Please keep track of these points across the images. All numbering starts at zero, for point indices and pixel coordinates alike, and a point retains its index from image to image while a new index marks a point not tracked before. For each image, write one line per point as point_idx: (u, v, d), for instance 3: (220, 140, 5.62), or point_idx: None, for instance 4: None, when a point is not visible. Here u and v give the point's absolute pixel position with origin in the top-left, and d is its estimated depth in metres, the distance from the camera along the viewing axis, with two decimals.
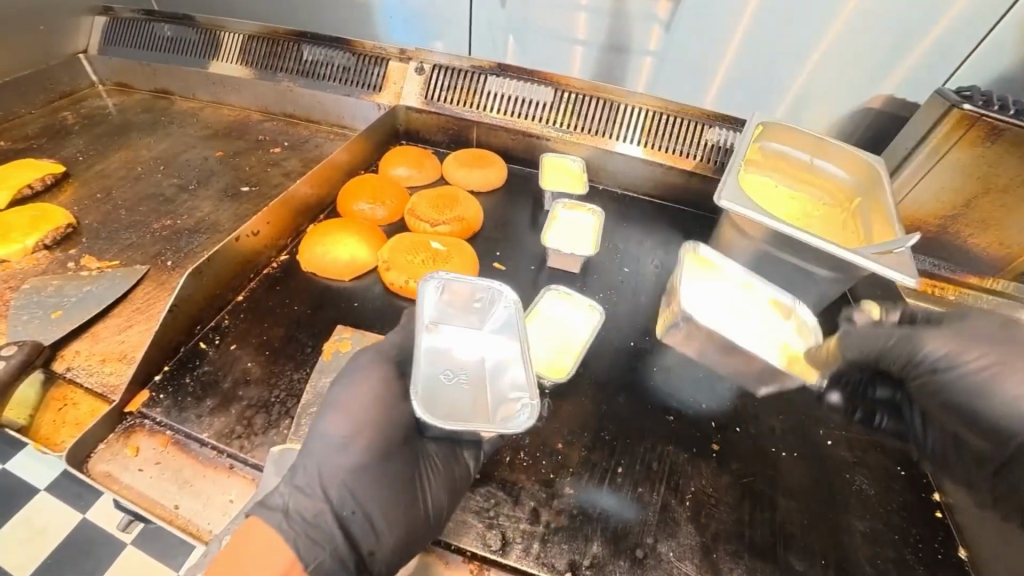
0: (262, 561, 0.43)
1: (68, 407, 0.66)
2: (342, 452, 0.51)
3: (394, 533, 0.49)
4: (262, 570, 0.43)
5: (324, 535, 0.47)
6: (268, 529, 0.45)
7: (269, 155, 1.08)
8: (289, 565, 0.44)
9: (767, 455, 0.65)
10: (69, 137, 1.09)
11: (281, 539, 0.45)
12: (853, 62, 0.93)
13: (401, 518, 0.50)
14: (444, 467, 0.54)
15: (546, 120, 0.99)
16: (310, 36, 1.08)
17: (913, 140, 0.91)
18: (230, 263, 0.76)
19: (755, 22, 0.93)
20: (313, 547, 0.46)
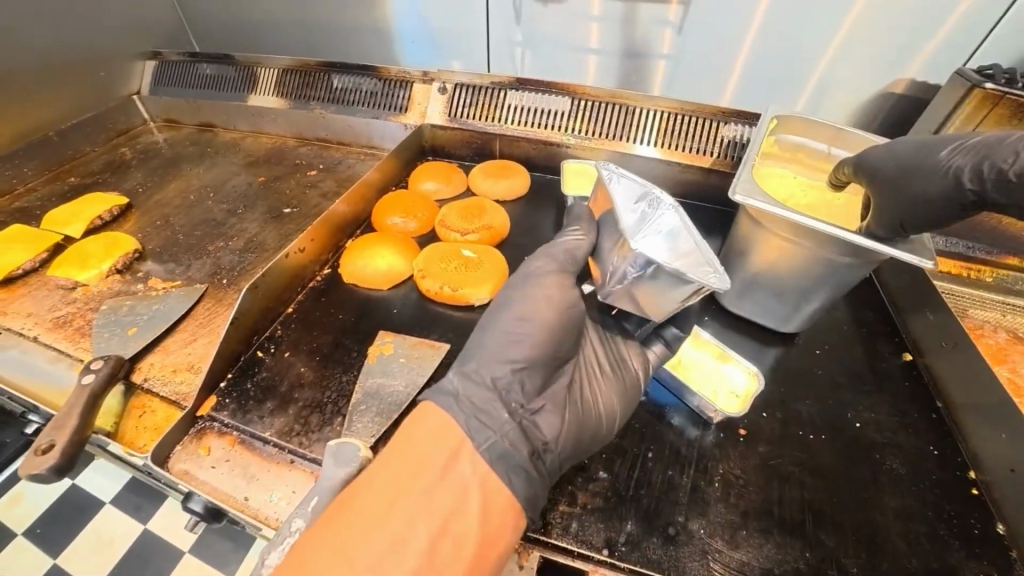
0: (436, 440, 0.52)
1: (147, 413, 0.74)
2: (515, 347, 0.61)
3: (568, 429, 0.59)
4: (431, 445, 0.51)
5: (497, 425, 0.55)
6: (455, 427, 0.53)
7: (307, 178, 1.16)
8: (460, 444, 0.52)
9: (795, 438, 0.67)
10: (129, 171, 1.20)
11: (455, 422, 0.53)
12: (877, 49, 0.94)
13: (573, 418, 0.60)
14: (609, 377, 0.66)
15: (564, 128, 1.04)
16: (339, 66, 1.17)
17: (937, 120, 0.91)
18: (280, 279, 0.83)
19: (768, 17, 0.96)
20: (497, 451, 0.53)
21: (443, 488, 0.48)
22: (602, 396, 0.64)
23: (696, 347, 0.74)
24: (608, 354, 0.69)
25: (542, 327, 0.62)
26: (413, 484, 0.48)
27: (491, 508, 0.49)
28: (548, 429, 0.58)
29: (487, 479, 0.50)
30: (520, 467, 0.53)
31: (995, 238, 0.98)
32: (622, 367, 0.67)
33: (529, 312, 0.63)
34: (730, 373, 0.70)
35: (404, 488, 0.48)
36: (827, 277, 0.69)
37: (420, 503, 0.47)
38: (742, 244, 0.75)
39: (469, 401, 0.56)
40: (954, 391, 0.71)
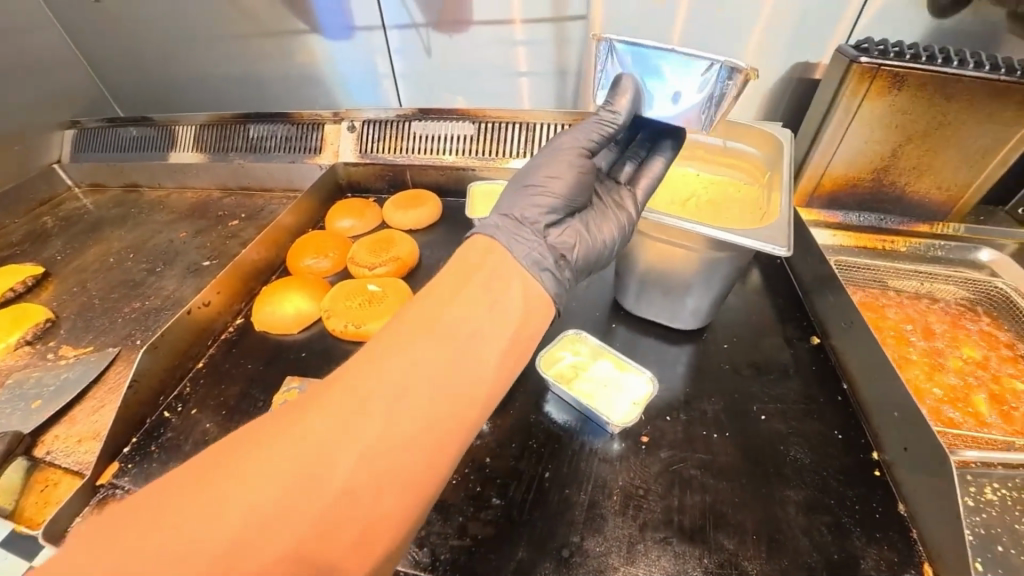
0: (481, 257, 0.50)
1: (49, 487, 0.72)
2: (542, 189, 0.58)
3: (585, 247, 0.59)
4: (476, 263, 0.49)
5: (529, 240, 0.53)
6: (500, 246, 0.51)
7: (228, 228, 1.16)
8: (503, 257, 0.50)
9: (697, 439, 0.66)
10: (50, 240, 1.19)
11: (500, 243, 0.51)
12: (794, 44, 0.93)
13: (590, 242, 0.60)
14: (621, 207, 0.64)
15: (468, 152, 1.05)
16: (253, 116, 1.18)
17: (824, 105, 0.90)
18: (186, 335, 0.82)
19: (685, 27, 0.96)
20: (532, 260, 0.51)
21: (492, 290, 0.47)
22: (608, 228, 0.62)
23: (595, 357, 0.73)
24: (610, 198, 0.65)
25: (562, 175, 0.59)
26: (467, 277, 0.47)
27: (533, 313, 0.49)
28: (569, 254, 0.58)
29: (528, 284, 0.50)
30: (549, 272, 0.52)
31: (903, 208, 0.99)
32: (619, 211, 0.64)
33: (552, 163, 0.60)
34: (623, 380, 0.70)
35: (460, 283, 0.46)
36: (705, 271, 0.70)
37: (479, 288, 0.47)
38: (626, 248, 0.76)
39: (510, 226, 0.54)
40: (855, 372, 0.71)
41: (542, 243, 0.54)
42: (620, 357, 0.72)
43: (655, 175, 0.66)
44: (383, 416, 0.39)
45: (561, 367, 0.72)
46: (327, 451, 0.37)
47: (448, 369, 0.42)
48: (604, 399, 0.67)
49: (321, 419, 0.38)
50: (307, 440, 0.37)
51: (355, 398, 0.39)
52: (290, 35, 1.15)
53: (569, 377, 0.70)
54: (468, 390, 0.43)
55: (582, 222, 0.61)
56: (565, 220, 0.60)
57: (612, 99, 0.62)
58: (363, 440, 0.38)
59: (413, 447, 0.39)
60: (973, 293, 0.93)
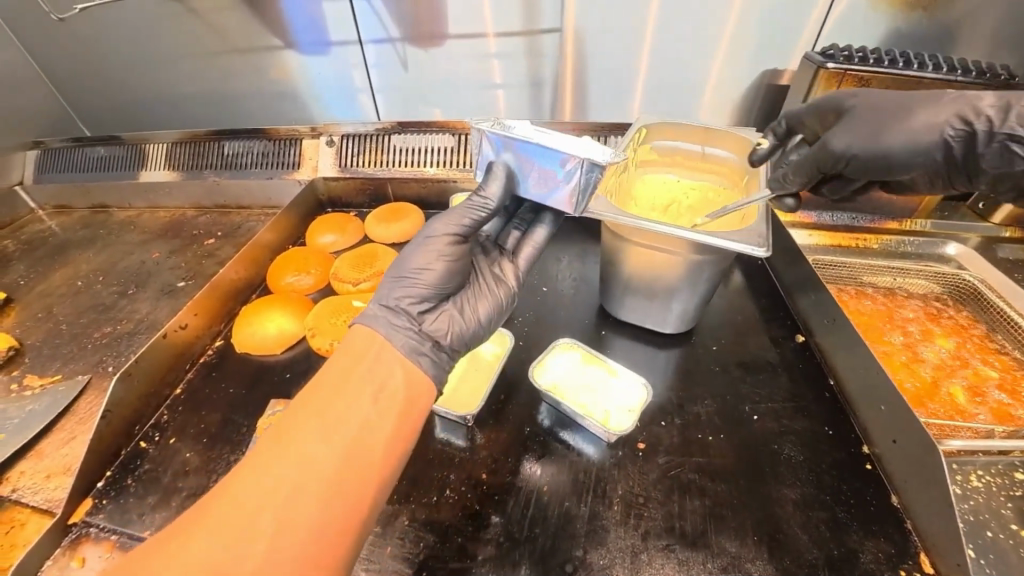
0: (360, 349, 0.52)
1: (16, 528, 0.68)
2: (417, 280, 0.57)
3: (467, 329, 0.59)
4: (356, 354, 0.52)
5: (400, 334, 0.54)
6: (381, 337, 0.53)
7: (204, 247, 1.13)
8: (379, 344, 0.52)
9: (693, 443, 0.66)
10: (12, 264, 1.14)
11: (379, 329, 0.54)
12: (763, 51, 0.95)
13: (470, 321, 0.60)
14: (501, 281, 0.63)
15: (450, 164, 1.05)
16: (228, 132, 1.15)
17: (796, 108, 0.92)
18: (163, 361, 0.78)
19: (659, 35, 0.97)
20: (409, 348, 0.53)
21: (372, 378, 0.50)
22: (486, 305, 0.61)
23: (587, 365, 0.73)
24: (489, 273, 0.64)
25: (436, 261, 0.58)
26: (346, 378, 0.50)
27: (415, 390, 0.52)
28: (446, 340, 0.57)
29: (406, 366, 0.52)
30: (423, 355, 0.54)
31: (874, 206, 1.03)
32: (501, 284, 0.63)
33: (422, 251, 0.58)
34: (616, 387, 0.69)
35: (337, 387, 0.49)
36: (691, 276, 0.71)
37: (361, 383, 0.49)
38: (611, 254, 0.77)
39: (385, 318, 0.55)
40: (841, 367, 0.73)
41: (416, 331, 0.55)
42: (610, 363, 0.72)
43: (537, 241, 0.66)
44: (273, 521, 0.42)
45: (552, 378, 0.71)
46: (218, 563, 0.41)
47: (328, 473, 0.45)
48: (597, 407, 0.67)
49: (207, 542, 0.41)
50: (189, 569, 0.40)
51: (243, 509, 0.43)
52: (263, 51, 1.13)
53: (561, 388, 0.69)
54: (350, 488, 0.45)
55: (460, 301, 0.60)
56: (442, 303, 0.59)
57: (485, 184, 0.59)
58: (256, 549, 0.41)
59: (300, 556, 0.42)
60: (942, 286, 0.97)
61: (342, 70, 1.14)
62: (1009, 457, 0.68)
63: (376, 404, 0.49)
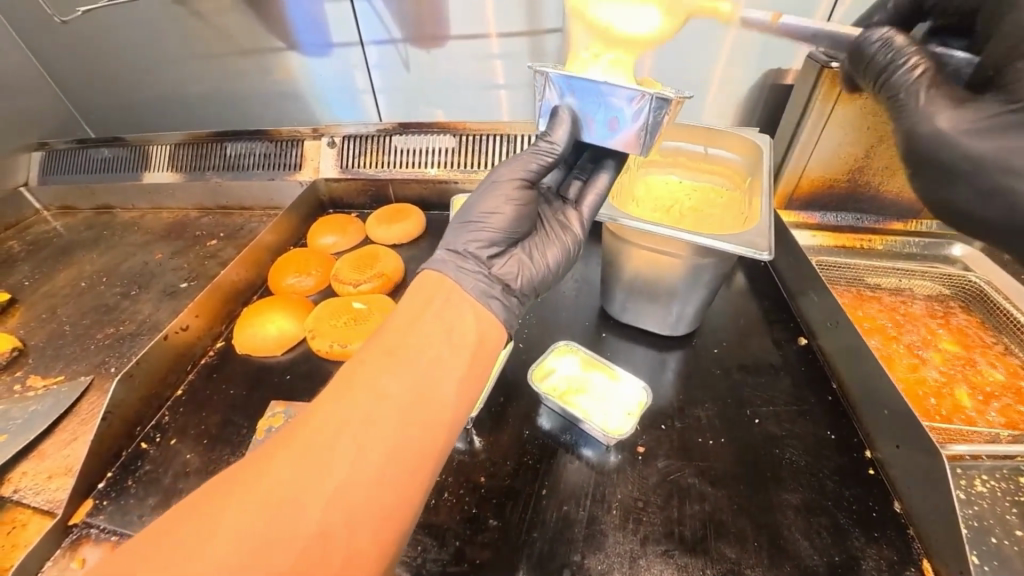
0: (430, 292, 0.52)
1: (17, 529, 0.68)
2: (488, 222, 0.59)
3: (535, 271, 0.60)
4: (427, 297, 0.52)
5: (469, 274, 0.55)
6: (451, 280, 0.53)
7: (206, 248, 1.13)
8: (449, 289, 0.53)
9: (693, 447, 0.66)
10: (16, 265, 1.15)
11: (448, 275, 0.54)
12: (767, 50, 0.95)
13: (537, 264, 0.61)
14: (565, 226, 0.65)
15: (451, 164, 1.05)
16: (230, 134, 1.16)
17: (800, 106, 0.92)
18: (164, 362, 0.79)
19: None
20: (478, 290, 0.54)
21: (445, 317, 0.50)
22: (553, 251, 0.62)
23: (586, 368, 0.72)
24: (555, 220, 0.65)
25: (506, 205, 0.59)
26: (417, 318, 0.50)
27: (485, 333, 0.52)
28: (516, 283, 0.58)
29: (476, 308, 0.52)
30: (494, 295, 0.55)
31: (879, 207, 1.01)
32: (567, 232, 0.64)
33: (491, 197, 0.59)
34: (616, 390, 0.69)
35: (407, 327, 0.48)
36: (692, 278, 0.71)
37: (435, 322, 0.49)
38: (612, 257, 0.76)
39: (456, 262, 0.56)
40: (844, 371, 0.72)
41: (486, 274, 0.56)
42: (610, 366, 0.71)
43: (602, 187, 0.65)
44: (352, 450, 0.41)
45: (551, 381, 0.71)
46: (296, 489, 0.39)
47: (404, 406, 0.44)
48: (596, 410, 0.67)
49: (283, 473, 0.40)
50: (268, 495, 0.39)
51: (322, 438, 0.42)
52: (265, 52, 1.13)
53: (559, 391, 0.69)
54: (427, 421, 0.45)
55: (528, 249, 0.62)
56: (510, 249, 0.61)
57: (550, 131, 0.60)
58: (334, 478, 0.40)
59: (379, 485, 0.41)
60: (949, 287, 0.96)
61: (344, 71, 1.14)
62: (1015, 462, 0.67)
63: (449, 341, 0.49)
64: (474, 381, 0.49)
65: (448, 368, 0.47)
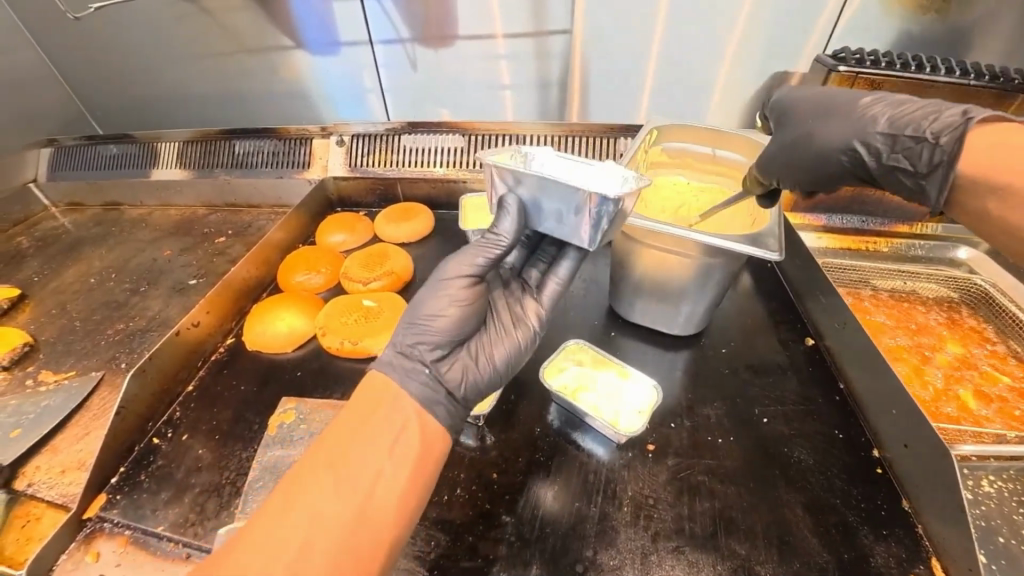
0: (372, 395, 0.52)
1: (32, 522, 0.69)
2: (434, 323, 0.57)
3: (485, 373, 0.59)
4: (369, 400, 0.52)
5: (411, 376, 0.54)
6: (395, 385, 0.53)
7: (215, 246, 1.13)
8: (392, 391, 0.53)
9: (703, 445, 0.66)
10: (25, 261, 1.16)
11: (390, 378, 0.54)
12: (772, 52, 0.95)
13: (488, 365, 0.59)
14: (521, 322, 0.62)
15: (460, 164, 1.05)
16: (238, 131, 1.16)
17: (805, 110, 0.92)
18: (176, 357, 0.79)
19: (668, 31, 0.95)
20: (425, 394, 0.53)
21: (387, 423, 0.50)
22: (505, 348, 0.60)
23: (598, 366, 0.73)
24: (507, 313, 0.63)
25: (455, 301, 0.58)
26: (360, 425, 0.50)
27: (428, 436, 0.51)
28: (460, 389, 0.56)
29: (421, 414, 0.52)
30: (439, 400, 0.54)
31: (884, 210, 1.02)
32: (521, 325, 0.62)
33: (437, 296, 0.57)
34: (626, 389, 0.70)
35: (348, 442, 0.48)
36: (702, 278, 0.71)
37: (376, 430, 0.49)
38: (622, 256, 0.77)
39: (400, 362, 0.55)
40: (851, 371, 0.73)
41: (431, 379, 0.55)
42: (621, 366, 0.72)
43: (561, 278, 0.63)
44: None
45: (562, 377, 0.71)
46: None
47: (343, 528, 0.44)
48: (606, 407, 0.67)
49: None
50: None
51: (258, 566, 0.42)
52: (274, 50, 1.13)
53: (570, 387, 0.70)
54: (366, 539, 0.44)
55: (476, 347, 0.60)
56: (456, 350, 0.59)
57: (499, 223, 0.58)
58: None
59: None
60: (954, 290, 0.96)
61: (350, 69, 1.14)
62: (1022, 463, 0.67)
63: (389, 452, 0.48)
64: (418, 490, 0.48)
65: (387, 480, 0.47)
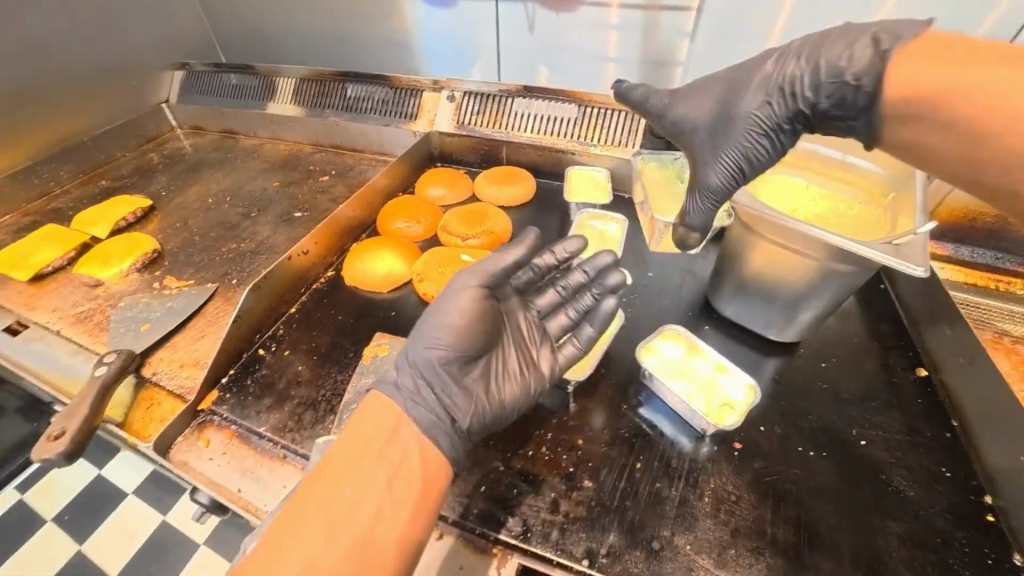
0: (373, 421, 0.53)
1: (155, 405, 0.77)
2: (443, 344, 0.58)
3: (485, 409, 0.59)
4: (367, 425, 0.52)
5: (425, 404, 0.56)
6: (394, 408, 0.54)
7: (319, 183, 1.19)
8: (395, 421, 0.53)
9: (793, 455, 0.64)
10: (155, 175, 1.28)
11: (392, 405, 0.55)
12: None
13: (488, 399, 0.60)
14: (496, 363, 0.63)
15: (569, 135, 1.04)
16: (353, 75, 1.19)
17: None
18: (286, 279, 0.85)
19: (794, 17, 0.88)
20: (431, 421, 0.55)
21: (388, 452, 0.50)
22: (513, 386, 0.62)
23: (694, 355, 0.72)
24: (526, 352, 0.66)
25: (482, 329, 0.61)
26: (358, 454, 0.50)
27: (428, 464, 0.52)
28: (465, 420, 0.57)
29: (422, 444, 0.53)
30: (444, 429, 0.55)
31: None
32: (532, 364, 0.65)
33: (446, 316, 0.58)
34: (720, 387, 0.68)
35: (346, 471, 0.48)
36: (822, 285, 0.67)
37: (376, 457, 0.49)
38: (734, 250, 0.74)
39: (404, 385, 0.57)
40: (971, 409, 0.67)
41: (435, 408, 0.56)
42: (719, 361, 0.69)
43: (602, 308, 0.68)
44: None
45: (656, 360, 0.71)
46: None
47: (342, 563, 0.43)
48: (696, 397, 0.66)
49: None
50: None
51: None
52: None
53: (663, 370, 0.70)
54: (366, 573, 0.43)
55: (481, 378, 0.61)
56: (462, 376, 0.60)
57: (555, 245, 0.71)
58: None
59: None
60: None
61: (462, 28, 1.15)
62: None
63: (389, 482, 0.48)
64: (419, 521, 0.48)
65: (390, 512, 0.47)
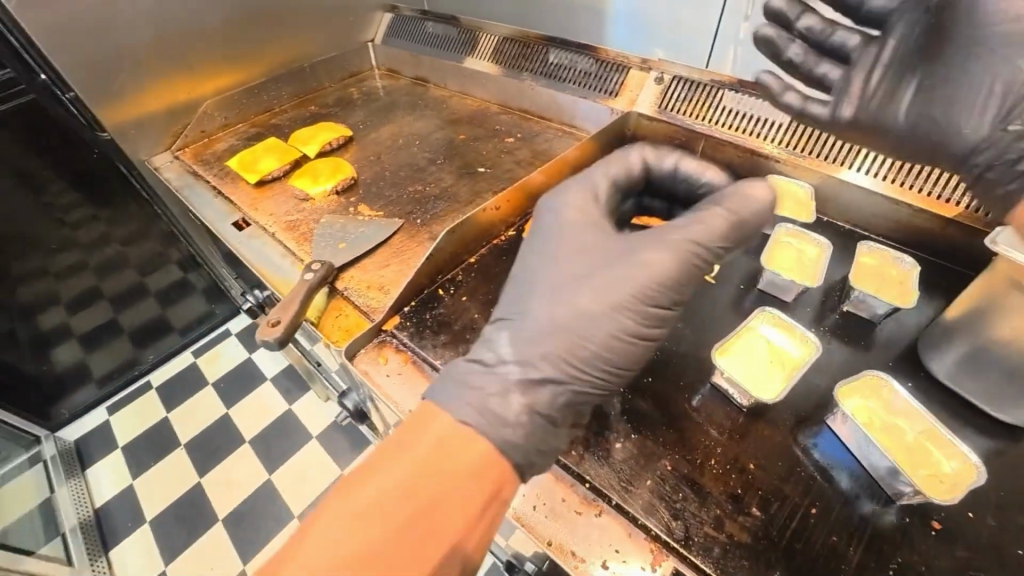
0: (440, 432, 0.55)
1: (342, 315, 0.86)
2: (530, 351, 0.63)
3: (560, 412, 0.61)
4: (432, 435, 0.55)
5: (502, 420, 0.57)
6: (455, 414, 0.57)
7: (502, 144, 1.22)
8: (464, 437, 0.55)
9: (1009, 557, 0.55)
10: (354, 108, 1.40)
11: (459, 421, 0.57)
12: None
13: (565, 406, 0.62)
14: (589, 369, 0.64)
15: (779, 139, 0.95)
16: (558, 42, 1.20)
17: None
18: (474, 230, 0.89)
19: None
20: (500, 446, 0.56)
21: (453, 474, 0.52)
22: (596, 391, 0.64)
23: (905, 415, 0.63)
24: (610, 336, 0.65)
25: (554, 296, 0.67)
26: (415, 459, 0.52)
27: (488, 491, 0.53)
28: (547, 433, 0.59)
29: (488, 468, 0.54)
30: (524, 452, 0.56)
31: None
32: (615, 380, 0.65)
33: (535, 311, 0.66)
34: (937, 463, 0.59)
35: (402, 474, 0.51)
36: None
37: (427, 467, 0.52)
38: None
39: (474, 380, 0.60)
40: None
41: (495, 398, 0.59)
42: (939, 433, 0.61)
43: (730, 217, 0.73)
44: None
45: (852, 406, 0.65)
46: None
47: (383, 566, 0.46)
48: (900, 459, 0.59)
49: None
50: None
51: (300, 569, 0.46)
52: None
53: (862, 419, 0.63)
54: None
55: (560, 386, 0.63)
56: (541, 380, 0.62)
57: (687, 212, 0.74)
58: None
59: None
60: None
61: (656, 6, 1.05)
62: None
63: (442, 499, 0.50)
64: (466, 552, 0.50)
65: (444, 530, 0.49)
